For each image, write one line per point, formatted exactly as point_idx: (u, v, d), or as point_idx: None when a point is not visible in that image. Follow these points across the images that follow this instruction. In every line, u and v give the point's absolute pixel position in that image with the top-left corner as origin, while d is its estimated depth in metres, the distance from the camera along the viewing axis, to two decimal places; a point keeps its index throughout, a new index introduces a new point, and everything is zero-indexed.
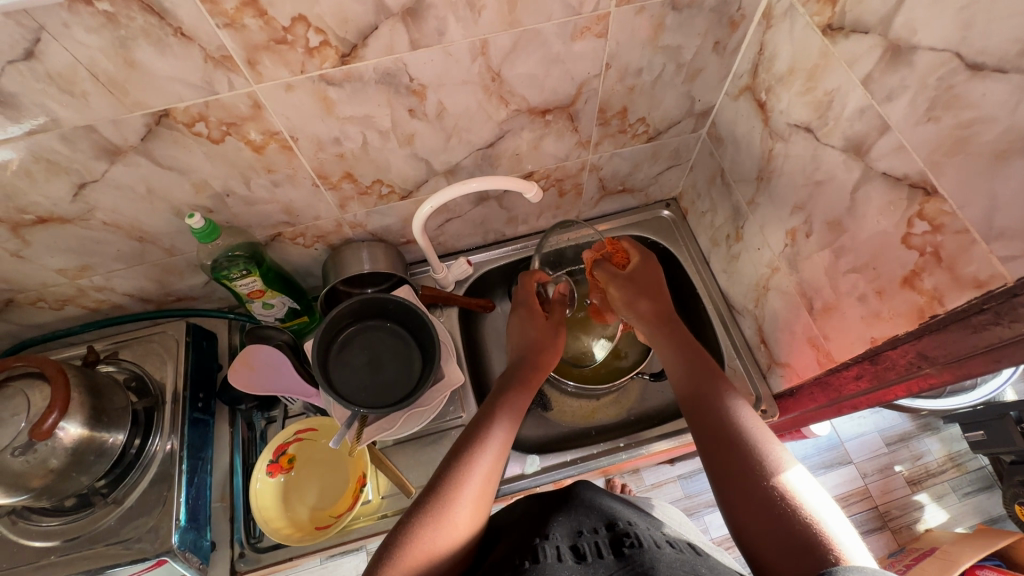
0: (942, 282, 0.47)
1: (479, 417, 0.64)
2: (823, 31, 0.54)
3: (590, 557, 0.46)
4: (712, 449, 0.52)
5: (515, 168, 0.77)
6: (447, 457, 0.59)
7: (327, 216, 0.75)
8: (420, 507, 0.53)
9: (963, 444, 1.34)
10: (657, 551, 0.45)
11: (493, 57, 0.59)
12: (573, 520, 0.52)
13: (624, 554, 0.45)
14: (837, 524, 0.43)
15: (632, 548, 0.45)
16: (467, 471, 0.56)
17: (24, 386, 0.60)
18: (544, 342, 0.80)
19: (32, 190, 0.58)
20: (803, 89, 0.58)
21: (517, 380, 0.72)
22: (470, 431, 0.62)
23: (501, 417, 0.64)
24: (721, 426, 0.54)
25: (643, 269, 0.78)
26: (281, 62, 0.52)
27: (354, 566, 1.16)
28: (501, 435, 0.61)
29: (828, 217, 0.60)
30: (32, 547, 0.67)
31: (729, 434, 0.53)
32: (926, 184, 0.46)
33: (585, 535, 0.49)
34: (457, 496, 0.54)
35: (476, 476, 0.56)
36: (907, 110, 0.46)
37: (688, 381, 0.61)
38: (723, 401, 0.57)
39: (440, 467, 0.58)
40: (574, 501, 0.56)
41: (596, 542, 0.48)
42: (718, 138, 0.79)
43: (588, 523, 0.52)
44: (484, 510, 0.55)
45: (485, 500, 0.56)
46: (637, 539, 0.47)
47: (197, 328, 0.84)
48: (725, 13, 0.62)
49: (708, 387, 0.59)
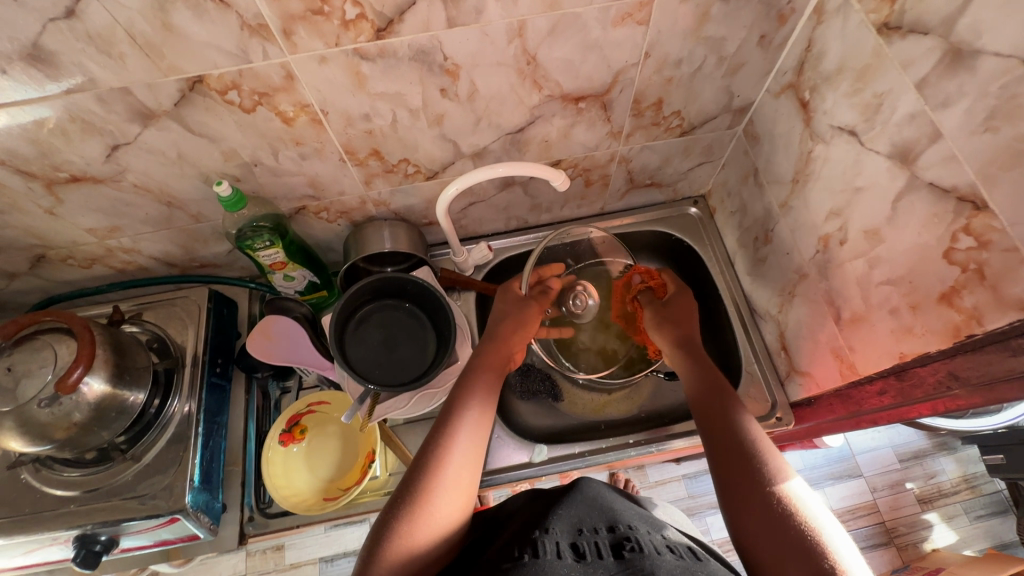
0: (982, 301, 0.45)
1: (444, 413, 0.62)
2: (878, 29, 0.51)
3: (590, 557, 0.45)
4: (723, 454, 0.55)
5: (543, 156, 0.76)
6: (417, 457, 0.57)
7: (352, 192, 0.75)
8: (393, 514, 0.52)
9: (981, 466, 1.31)
10: (658, 557, 0.45)
11: (530, 39, 0.57)
12: (572, 515, 0.52)
13: (624, 558, 0.45)
14: (832, 530, 0.46)
15: (632, 552, 0.45)
16: (437, 473, 0.55)
17: (52, 341, 0.61)
18: (516, 315, 0.79)
19: (67, 149, 0.59)
20: (850, 89, 0.56)
21: (484, 360, 0.70)
22: (440, 426, 0.60)
23: (469, 409, 0.62)
24: (728, 431, 0.57)
25: (682, 299, 0.81)
26: (316, 33, 0.51)
27: (358, 537, 1.18)
28: (470, 433, 0.59)
29: (865, 226, 0.58)
30: (53, 495, 0.70)
31: (741, 442, 0.55)
32: (975, 198, 0.44)
33: (585, 535, 0.49)
34: (428, 502, 0.52)
35: (448, 482, 0.55)
36: (963, 118, 0.44)
37: (704, 390, 0.64)
38: (728, 408, 0.60)
39: (410, 469, 0.56)
40: (574, 496, 0.56)
41: (597, 543, 0.48)
42: (754, 137, 0.76)
43: (589, 521, 0.51)
44: (461, 507, 0.55)
45: (462, 494, 0.55)
46: (638, 543, 0.47)
47: (219, 296, 0.85)
48: (774, 6, 0.60)
49: (720, 398, 0.62)
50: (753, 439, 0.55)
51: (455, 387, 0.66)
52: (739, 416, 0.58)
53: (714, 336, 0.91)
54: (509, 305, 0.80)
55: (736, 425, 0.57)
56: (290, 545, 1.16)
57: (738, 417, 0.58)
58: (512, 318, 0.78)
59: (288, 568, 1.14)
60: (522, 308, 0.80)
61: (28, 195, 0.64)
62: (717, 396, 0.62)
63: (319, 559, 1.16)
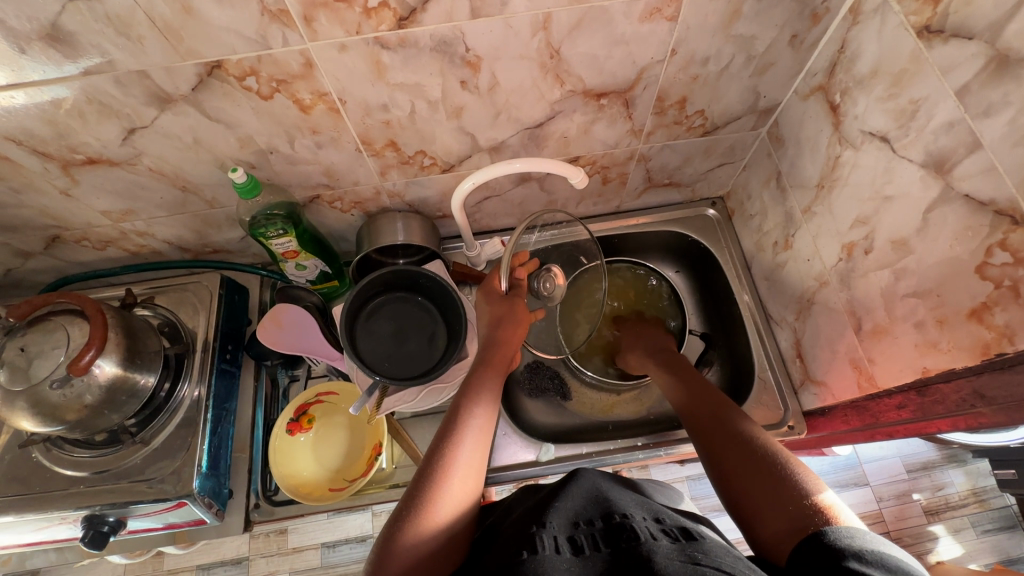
0: (1016, 319, 0.44)
1: (448, 418, 0.61)
2: (918, 32, 0.49)
3: (587, 550, 0.43)
4: (709, 441, 0.58)
5: (561, 152, 0.75)
6: (423, 464, 0.56)
7: (366, 182, 0.74)
8: (401, 518, 0.51)
9: (991, 480, 1.29)
10: (653, 543, 0.42)
11: (555, 32, 0.56)
12: (570, 507, 0.50)
13: (621, 549, 0.42)
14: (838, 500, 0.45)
15: (629, 542, 0.43)
16: (441, 479, 0.53)
17: (64, 322, 0.62)
18: (509, 315, 0.74)
19: (84, 131, 0.58)
20: (884, 94, 0.54)
21: (490, 359, 0.69)
22: (446, 430, 0.59)
23: (474, 415, 0.60)
24: (715, 427, 0.58)
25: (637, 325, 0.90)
26: (337, 20, 0.50)
27: (360, 524, 1.19)
28: (474, 437, 0.58)
29: (893, 236, 0.56)
30: (64, 475, 0.70)
31: (724, 427, 0.58)
32: (1015, 212, 0.42)
33: (581, 528, 0.47)
34: (434, 506, 0.51)
35: (455, 486, 0.53)
36: (1006, 129, 0.42)
37: (685, 390, 0.68)
38: (715, 407, 0.61)
39: (417, 475, 0.55)
40: (570, 487, 0.54)
41: (593, 535, 0.45)
42: (779, 139, 0.74)
43: (584, 512, 0.49)
44: (469, 493, 0.54)
45: (472, 482, 0.55)
46: (634, 531, 0.44)
47: (230, 282, 0.85)
48: (808, 4, 0.58)
49: (709, 400, 0.64)
50: (734, 420, 0.58)
51: (457, 389, 0.65)
52: (717, 407, 0.61)
53: (727, 339, 0.90)
54: (498, 306, 0.76)
55: (717, 414, 0.60)
56: (293, 529, 1.17)
57: (726, 415, 0.59)
58: (510, 321, 0.74)
59: (291, 551, 1.15)
60: (513, 308, 0.75)
61: (44, 175, 0.64)
62: (697, 395, 0.66)
63: (321, 544, 1.16)
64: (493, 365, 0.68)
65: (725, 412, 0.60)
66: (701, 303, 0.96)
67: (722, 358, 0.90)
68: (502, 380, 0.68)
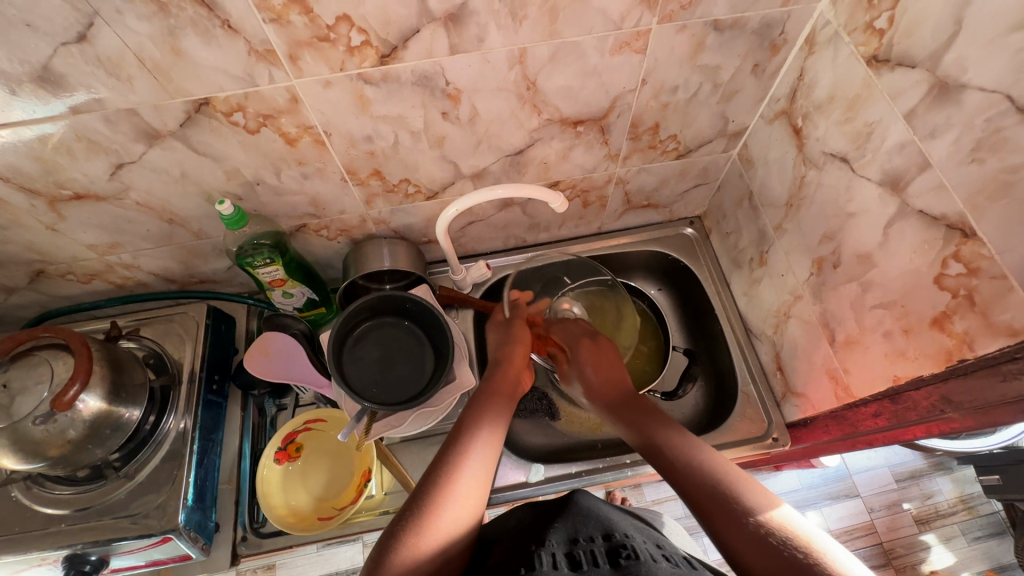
0: (973, 326, 0.46)
1: (454, 435, 0.61)
2: (867, 61, 0.53)
3: (586, 566, 0.44)
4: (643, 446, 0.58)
5: (542, 176, 0.77)
6: (425, 478, 0.56)
7: (352, 210, 0.75)
8: (398, 530, 0.50)
9: (977, 487, 1.31)
10: (654, 563, 0.43)
11: (531, 66, 0.59)
12: (568, 526, 0.50)
13: (620, 565, 0.43)
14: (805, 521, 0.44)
15: (629, 559, 0.43)
16: (444, 496, 0.53)
17: (49, 357, 0.61)
18: (507, 334, 0.79)
19: (72, 167, 0.59)
20: (841, 117, 0.57)
21: (495, 384, 0.70)
22: (452, 444, 0.59)
23: (483, 432, 0.61)
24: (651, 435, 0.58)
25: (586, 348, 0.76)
26: (322, 59, 0.53)
27: (350, 557, 1.16)
28: (480, 456, 0.58)
29: (858, 251, 0.59)
30: (43, 514, 0.69)
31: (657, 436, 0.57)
32: (965, 226, 0.45)
33: (581, 544, 0.47)
34: (434, 522, 0.51)
35: (456, 500, 0.53)
36: (951, 148, 0.45)
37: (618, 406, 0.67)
38: (651, 419, 0.61)
39: (418, 490, 0.55)
40: (570, 507, 0.54)
41: (593, 551, 0.46)
42: (749, 160, 0.78)
43: (583, 530, 0.49)
44: (473, 511, 0.54)
45: (473, 503, 0.54)
46: (634, 550, 0.45)
47: (217, 312, 0.85)
48: (767, 36, 0.62)
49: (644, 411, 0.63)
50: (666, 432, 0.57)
51: (467, 410, 0.65)
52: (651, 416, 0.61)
53: (711, 355, 0.91)
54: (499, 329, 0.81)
55: (648, 425, 0.60)
56: (282, 564, 1.15)
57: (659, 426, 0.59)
58: (503, 339, 0.78)
59: None
60: (510, 328, 0.80)
61: (30, 212, 0.64)
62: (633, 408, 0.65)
63: None
64: (490, 395, 0.68)
65: (665, 425, 0.59)
66: (683, 320, 0.97)
67: (706, 373, 0.91)
68: (511, 409, 0.68)
